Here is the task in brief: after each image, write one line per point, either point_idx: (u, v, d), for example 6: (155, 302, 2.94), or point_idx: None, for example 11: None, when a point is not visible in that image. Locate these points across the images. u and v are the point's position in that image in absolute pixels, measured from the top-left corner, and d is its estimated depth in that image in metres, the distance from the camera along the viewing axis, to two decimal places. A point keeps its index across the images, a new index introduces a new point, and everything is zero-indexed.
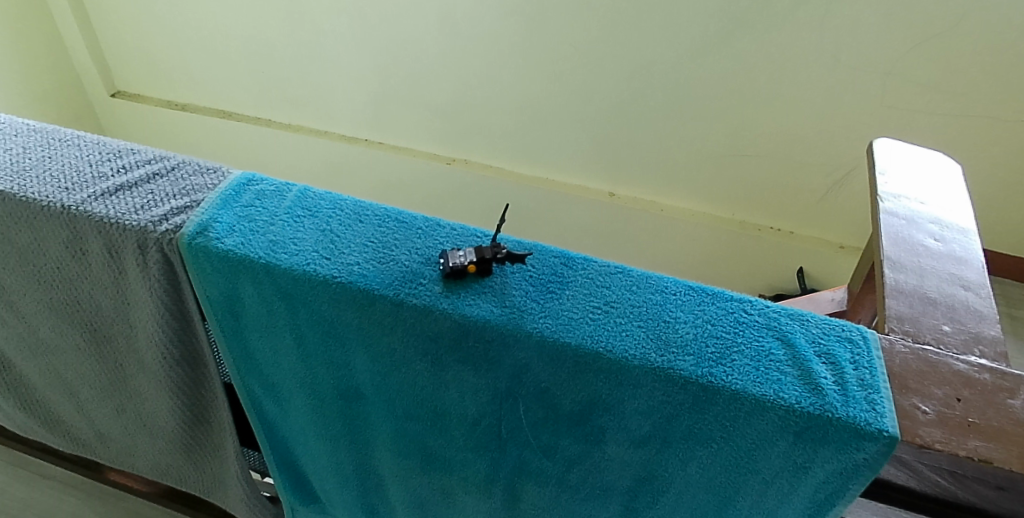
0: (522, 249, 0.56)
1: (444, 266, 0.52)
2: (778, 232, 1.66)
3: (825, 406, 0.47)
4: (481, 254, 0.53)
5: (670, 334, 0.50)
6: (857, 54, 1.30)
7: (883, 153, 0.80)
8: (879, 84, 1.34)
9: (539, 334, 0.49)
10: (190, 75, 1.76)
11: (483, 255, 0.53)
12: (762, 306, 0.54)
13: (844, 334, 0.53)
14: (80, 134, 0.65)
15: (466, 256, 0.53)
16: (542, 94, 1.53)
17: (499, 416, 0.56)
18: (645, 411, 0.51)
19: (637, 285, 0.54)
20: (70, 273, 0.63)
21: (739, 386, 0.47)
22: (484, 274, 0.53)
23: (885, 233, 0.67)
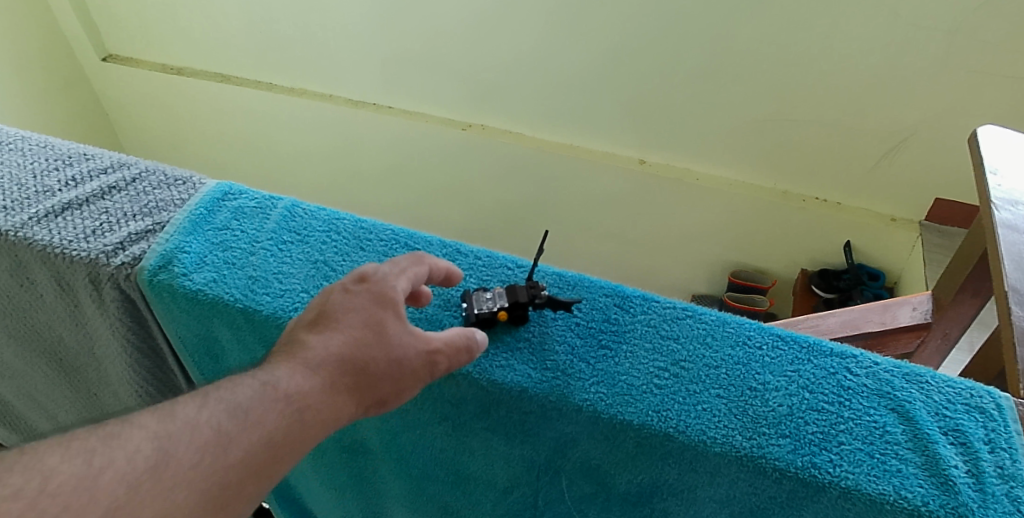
0: (567, 295, 0.44)
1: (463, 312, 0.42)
2: (825, 203, 1.50)
3: (961, 510, 0.36)
4: (512, 298, 0.41)
5: (758, 407, 0.39)
6: (921, 7, 1.13)
7: (990, 143, 0.65)
8: (944, 43, 1.17)
9: (591, 409, 0.39)
10: (183, 36, 1.61)
11: (514, 301, 0.41)
12: (870, 363, 0.43)
13: (975, 401, 0.41)
14: (24, 134, 0.54)
15: (491, 302, 0.42)
16: (567, 54, 1.37)
17: (535, 488, 0.46)
18: (722, 500, 0.40)
19: (711, 335, 0.43)
20: (22, 302, 0.53)
21: (850, 482, 0.37)
22: (519, 322, 0.42)
23: (1008, 255, 0.55)
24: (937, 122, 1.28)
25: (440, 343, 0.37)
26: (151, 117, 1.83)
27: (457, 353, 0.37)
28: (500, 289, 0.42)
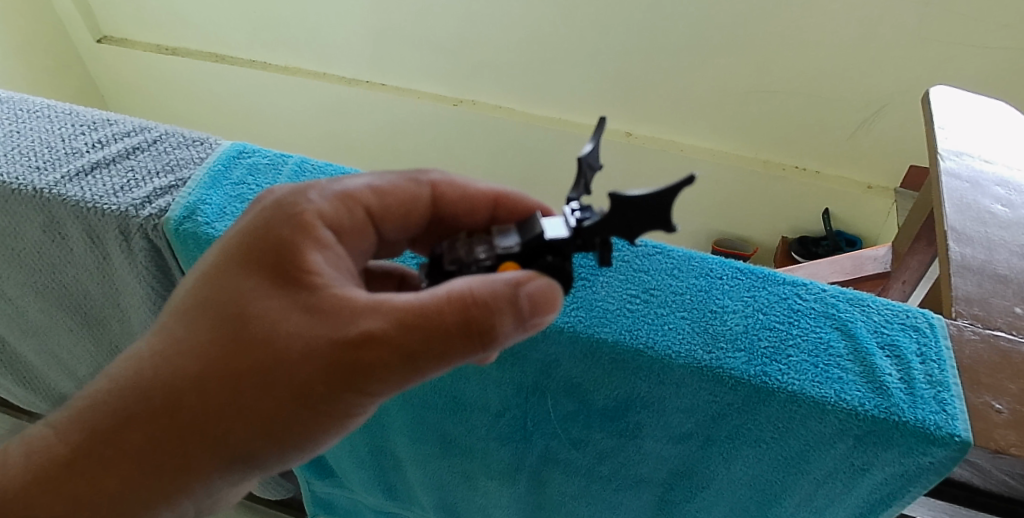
0: None
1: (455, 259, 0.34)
2: (804, 171, 1.53)
3: (892, 409, 0.41)
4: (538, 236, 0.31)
5: (717, 327, 0.45)
6: None
7: (940, 104, 0.72)
8: (917, 14, 1.20)
9: (572, 330, 0.44)
10: (178, 16, 1.63)
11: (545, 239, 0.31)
12: (818, 290, 0.48)
13: (908, 321, 0.47)
14: (50, 104, 0.60)
15: (499, 246, 0.32)
16: (553, 30, 1.41)
17: (524, 410, 0.52)
18: (688, 409, 0.46)
19: (678, 269, 0.49)
20: (51, 258, 0.58)
21: (796, 387, 0.42)
22: (554, 275, 0.31)
23: (948, 198, 0.61)
24: (909, 92, 1.33)
25: (321, 344, 0.32)
26: (147, 96, 1.85)
27: (399, 333, 0.31)
28: (524, 227, 0.33)
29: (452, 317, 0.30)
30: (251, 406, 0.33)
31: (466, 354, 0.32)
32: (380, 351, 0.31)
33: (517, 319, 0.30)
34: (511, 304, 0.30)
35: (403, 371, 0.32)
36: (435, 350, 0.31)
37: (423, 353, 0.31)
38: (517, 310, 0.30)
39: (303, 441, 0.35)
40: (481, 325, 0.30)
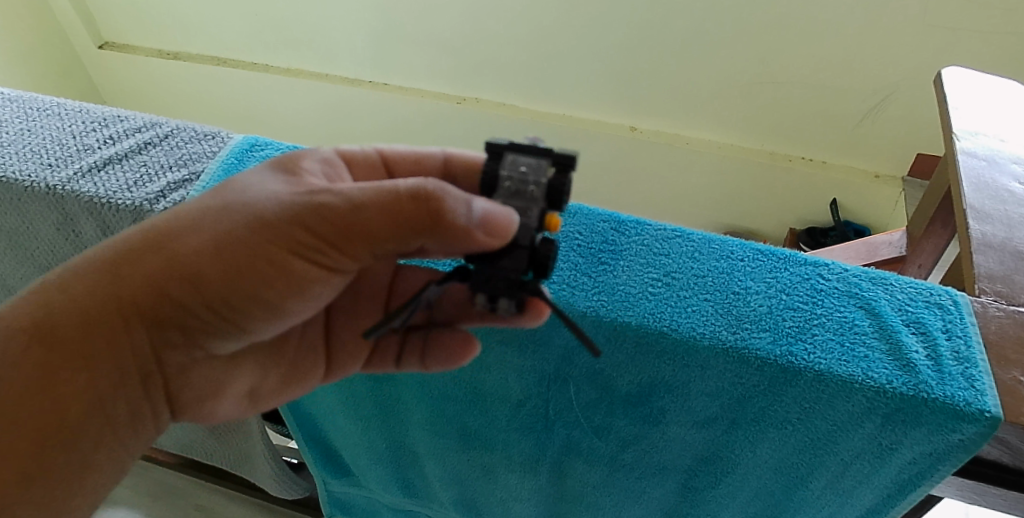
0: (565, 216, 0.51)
1: (511, 187, 0.34)
2: (810, 162, 1.52)
3: (920, 386, 0.41)
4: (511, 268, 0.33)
5: (741, 308, 0.45)
6: None
7: (953, 85, 0.72)
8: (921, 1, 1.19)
9: (594, 314, 0.44)
10: (179, 20, 1.63)
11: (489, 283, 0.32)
12: (840, 270, 0.48)
13: (932, 299, 0.46)
14: (60, 102, 0.60)
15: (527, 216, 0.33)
16: (554, 24, 1.40)
17: (545, 397, 0.52)
18: (712, 392, 0.46)
19: (699, 251, 0.49)
20: (65, 256, 0.58)
21: (823, 365, 0.42)
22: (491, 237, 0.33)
23: (965, 176, 0.60)
24: (915, 80, 1.31)
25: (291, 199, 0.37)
26: (149, 101, 1.85)
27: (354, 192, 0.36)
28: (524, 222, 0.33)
29: (413, 196, 0.34)
30: (216, 240, 0.38)
31: (420, 238, 0.35)
32: (349, 209, 0.35)
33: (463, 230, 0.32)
34: (465, 211, 0.32)
35: (364, 236, 0.36)
36: (394, 228, 0.35)
37: (382, 223, 0.35)
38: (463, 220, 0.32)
39: (256, 296, 0.39)
40: (437, 214, 0.33)
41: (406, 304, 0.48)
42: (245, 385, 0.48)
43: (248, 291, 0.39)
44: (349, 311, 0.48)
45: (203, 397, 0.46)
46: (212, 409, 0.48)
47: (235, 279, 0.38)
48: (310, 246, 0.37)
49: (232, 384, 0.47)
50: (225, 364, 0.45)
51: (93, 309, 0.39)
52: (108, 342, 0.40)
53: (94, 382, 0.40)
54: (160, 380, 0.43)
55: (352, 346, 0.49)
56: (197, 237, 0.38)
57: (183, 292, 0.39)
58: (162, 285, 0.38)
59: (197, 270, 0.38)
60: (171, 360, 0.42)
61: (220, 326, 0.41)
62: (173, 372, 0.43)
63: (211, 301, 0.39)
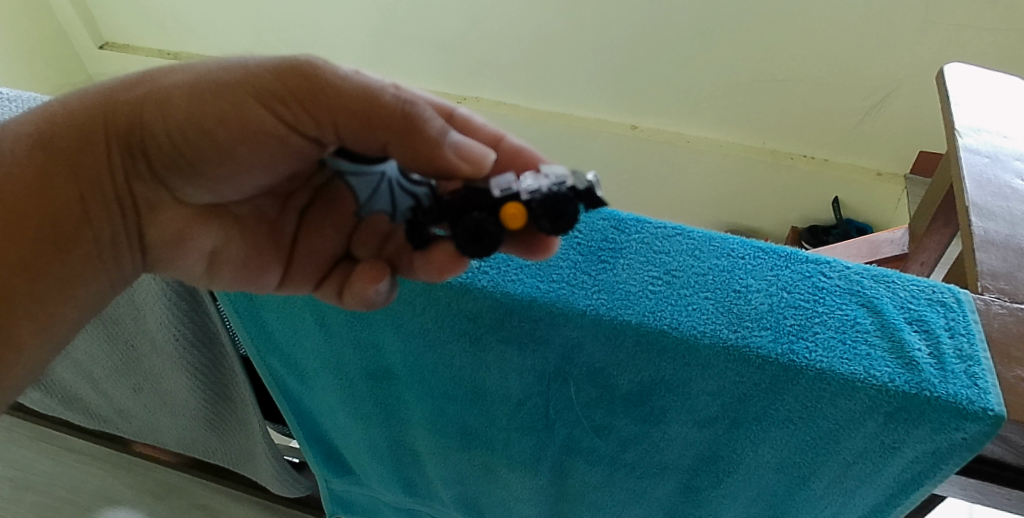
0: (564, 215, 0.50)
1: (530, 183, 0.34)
2: (812, 160, 1.51)
3: (922, 384, 0.41)
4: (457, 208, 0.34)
5: (742, 306, 0.44)
6: None
7: (955, 82, 0.72)
8: None
9: (594, 312, 0.44)
10: (179, 20, 1.64)
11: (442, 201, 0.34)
12: (842, 268, 0.48)
13: (934, 296, 0.46)
14: (59, 101, 0.59)
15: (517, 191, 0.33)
16: (554, 23, 1.40)
17: (546, 396, 0.52)
18: (713, 392, 0.45)
19: (699, 249, 0.49)
20: None
21: (825, 364, 0.41)
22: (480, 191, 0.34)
23: (968, 173, 0.60)
24: (916, 77, 1.31)
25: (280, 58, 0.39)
26: None
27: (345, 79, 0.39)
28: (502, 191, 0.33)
29: (397, 93, 0.37)
30: (195, 75, 0.39)
31: (379, 136, 0.38)
32: (329, 81, 0.37)
33: (438, 140, 0.37)
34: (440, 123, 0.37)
35: (326, 113, 0.38)
36: (358, 112, 0.37)
37: (351, 103, 0.37)
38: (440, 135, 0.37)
39: (211, 139, 0.39)
40: (415, 116, 0.37)
41: (367, 237, 0.45)
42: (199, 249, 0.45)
43: (204, 130, 0.39)
44: (317, 225, 0.47)
45: (167, 244, 0.45)
46: (176, 262, 0.46)
47: (196, 113, 0.39)
48: (283, 99, 0.38)
49: (194, 241, 0.45)
50: (189, 217, 0.44)
51: (83, 123, 0.40)
52: (91, 155, 0.40)
53: (85, 198, 0.41)
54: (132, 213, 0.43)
55: (308, 260, 0.47)
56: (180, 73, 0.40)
57: (152, 114, 0.39)
58: (140, 109, 0.40)
59: (169, 98, 0.39)
60: (141, 192, 0.42)
61: (176, 160, 0.41)
62: (143, 207, 0.43)
63: (174, 133, 0.39)
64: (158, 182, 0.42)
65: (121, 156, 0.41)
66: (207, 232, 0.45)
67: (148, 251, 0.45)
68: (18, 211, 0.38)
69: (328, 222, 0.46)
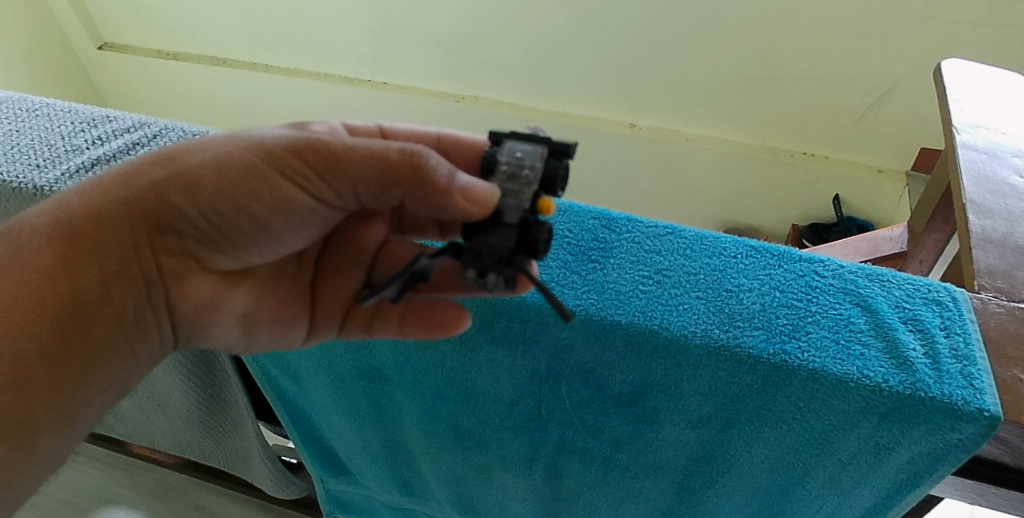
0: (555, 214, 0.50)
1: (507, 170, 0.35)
2: (812, 158, 1.50)
3: (917, 384, 0.40)
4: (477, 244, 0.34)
5: (733, 306, 0.44)
6: None
7: (953, 78, 0.71)
8: None
9: (583, 313, 0.43)
10: (177, 20, 1.63)
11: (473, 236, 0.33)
12: (836, 267, 0.47)
13: (931, 296, 0.45)
14: (49, 102, 0.59)
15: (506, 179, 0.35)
16: (553, 21, 1.39)
17: (538, 397, 0.52)
18: (706, 392, 0.45)
19: (691, 248, 0.48)
20: None
21: (818, 364, 0.41)
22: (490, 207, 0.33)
23: (965, 170, 0.59)
24: (917, 73, 1.30)
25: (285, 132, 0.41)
26: (150, 102, 1.85)
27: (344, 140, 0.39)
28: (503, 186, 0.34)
29: (404, 148, 0.37)
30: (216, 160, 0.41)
31: (396, 189, 0.38)
32: (340, 150, 0.38)
33: (448, 188, 0.35)
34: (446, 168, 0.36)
35: (342, 182, 0.39)
36: (371, 170, 0.37)
37: (365, 164, 0.37)
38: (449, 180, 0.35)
39: (247, 214, 0.42)
40: (422, 169, 0.36)
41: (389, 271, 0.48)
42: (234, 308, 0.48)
43: (241, 207, 0.41)
44: (335, 267, 0.48)
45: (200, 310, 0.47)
46: (210, 329, 0.49)
47: (226, 191, 0.41)
48: (301, 171, 0.39)
49: (226, 306, 0.48)
50: (217, 284, 0.47)
51: (103, 209, 0.42)
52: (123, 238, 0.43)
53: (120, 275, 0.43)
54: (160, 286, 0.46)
55: (331, 303, 0.49)
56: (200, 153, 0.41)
57: (178, 194, 0.41)
58: (169, 195, 0.42)
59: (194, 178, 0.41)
60: (169, 264, 0.45)
61: (214, 237, 0.44)
62: (171, 280, 0.46)
63: (206, 209, 0.42)
64: (186, 256, 0.45)
65: (148, 237, 0.43)
66: (238, 295, 0.48)
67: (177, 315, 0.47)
68: (70, 296, 0.42)
69: (347, 261, 0.48)
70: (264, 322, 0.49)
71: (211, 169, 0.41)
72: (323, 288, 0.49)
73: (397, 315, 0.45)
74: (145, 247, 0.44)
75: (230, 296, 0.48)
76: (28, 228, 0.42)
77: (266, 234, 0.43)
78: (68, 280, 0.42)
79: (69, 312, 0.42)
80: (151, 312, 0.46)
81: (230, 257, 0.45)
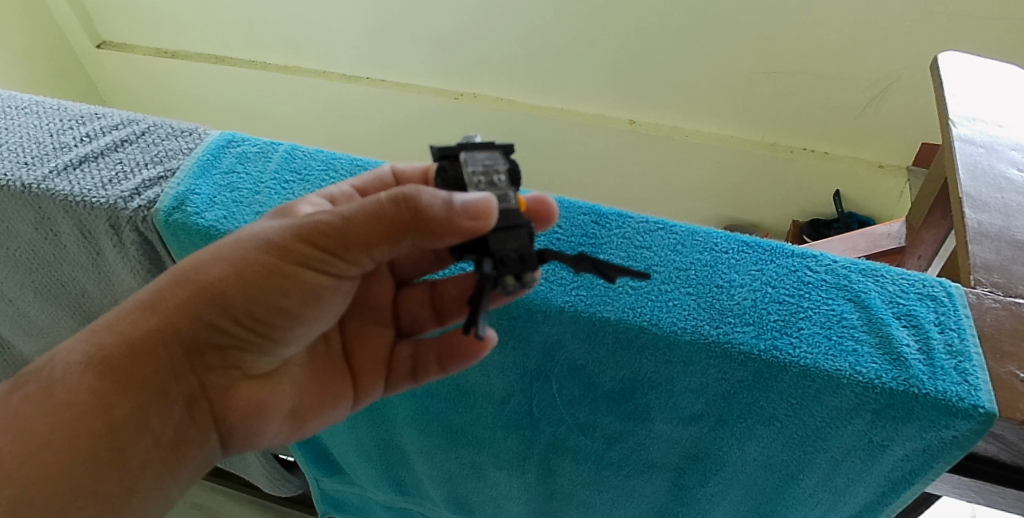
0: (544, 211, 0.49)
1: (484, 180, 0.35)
2: (812, 153, 1.49)
3: (911, 381, 0.39)
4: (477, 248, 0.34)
5: (724, 302, 0.43)
6: None
7: (950, 71, 0.70)
8: None
9: (572, 309, 0.43)
10: (175, 19, 1.63)
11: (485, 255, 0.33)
12: (829, 262, 0.46)
13: (925, 290, 0.45)
14: (38, 100, 0.59)
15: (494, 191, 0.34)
16: (551, 17, 1.38)
17: (529, 395, 0.51)
18: (697, 389, 0.44)
19: (682, 243, 0.47)
20: (46, 255, 0.57)
21: (809, 360, 0.40)
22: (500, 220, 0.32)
23: (962, 164, 0.58)
24: (917, 68, 1.28)
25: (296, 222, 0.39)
26: (150, 100, 1.86)
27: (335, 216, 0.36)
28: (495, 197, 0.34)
29: (398, 195, 0.33)
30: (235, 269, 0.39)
31: (406, 241, 0.35)
32: (341, 225, 0.36)
33: (452, 219, 0.31)
34: (442, 202, 0.32)
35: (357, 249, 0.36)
36: (377, 233, 0.35)
37: (365, 227, 0.35)
38: (447, 211, 0.32)
39: (281, 310, 0.40)
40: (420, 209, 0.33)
41: (415, 310, 0.47)
42: (283, 402, 0.47)
43: (271, 305, 0.40)
44: (361, 328, 0.48)
45: (248, 415, 0.46)
46: (258, 429, 0.48)
47: (258, 296, 0.39)
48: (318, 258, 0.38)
49: (274, 404, 0.47)
50: (259, 386, 0.46)
51: (136, 338, 0.40)
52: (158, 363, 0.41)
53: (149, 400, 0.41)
54: (203, 403, 0.44)
55: (370, 363, 0.49)
56: (216, 265, 0.39)
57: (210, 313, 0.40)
58: (203, 313, 0.40)
59: (222, 291, 0.39)
60: (210, 380, 0.44)
61: (254, 342, 0.42)
62: (214, 393, 0.44)
63: (241, 317, 0.40)
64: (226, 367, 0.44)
65: (186, 359, 0.42)
66: (276, 392, 0.47)
67: (226, 428, 0.46)
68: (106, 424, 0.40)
69: (368, 320, 0.48)
70: (312, 407, 0.49)
71: (230, 270, 0.39)
72: (355, 353, 0.49)
73: (435, 356, 0.45)
74: (184, 369, 0.42)
75: (272, 394, 0.46)
76: (61, 363, 0.40)
77: (299, 324, 0.42)
78: (98, 395, 0.40)
79: (106, 443, 0.40)
80: (194, 430, 0.45)
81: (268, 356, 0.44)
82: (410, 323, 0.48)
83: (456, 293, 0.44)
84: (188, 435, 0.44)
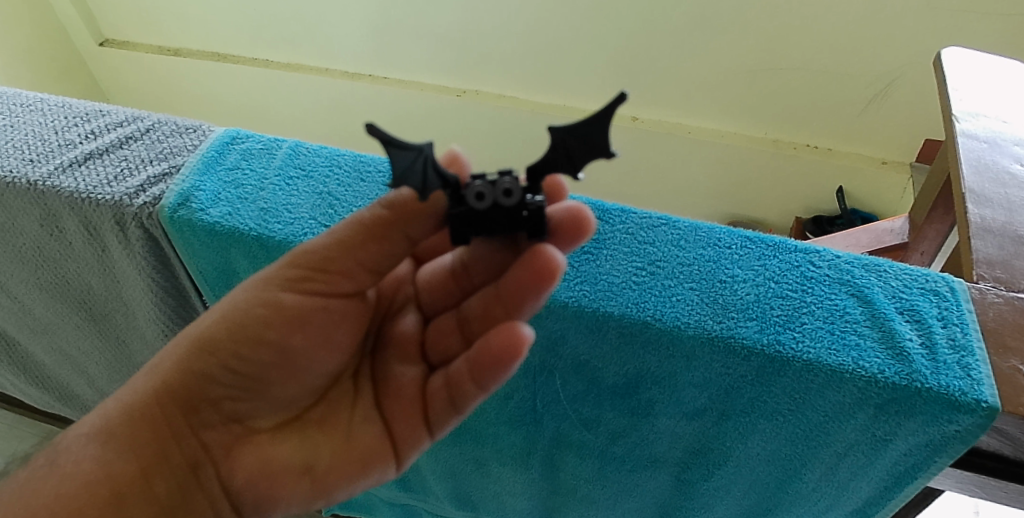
0: None
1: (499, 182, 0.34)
2: (816, 150, 1.49)
3: (913, 375, 0.39)
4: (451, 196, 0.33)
5: (727, 296, 0.43)
6: None
7: (953, 66, 0.70)
8: None
9: (575, 304, 0.43)
10: (179, 16, 1.63)
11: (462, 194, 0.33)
12: (831, 257, 0.46)
13: (928, 285, 0.45)
14: (43, 97, 0.59)
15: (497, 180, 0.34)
16: (554, 15, 1.38)
17: (533, 390, 0.52)
18: (700, 384, 0.45)
19: (685, 239, 0.48)
20: (52, 252, 0.57)
21: (812, 355, 0.40)
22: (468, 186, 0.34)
23: (965, 159, 0.58)
24: (921, 64, 1.28)
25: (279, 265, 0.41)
26: (154, 98, 1.86)
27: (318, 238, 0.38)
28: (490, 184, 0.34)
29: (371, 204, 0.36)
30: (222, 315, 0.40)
31: (396, 234, 0.36)
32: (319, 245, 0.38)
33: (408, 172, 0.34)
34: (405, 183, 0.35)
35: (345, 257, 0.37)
36: (363, 236, 0.36)
37: (350, 238, 0.36)
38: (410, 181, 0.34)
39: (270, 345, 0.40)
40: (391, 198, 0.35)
41: (443, 339, 0.44)
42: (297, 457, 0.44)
43: (259, 340, 0.40)
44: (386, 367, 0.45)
45: (257, 477, 0.44)
46: (276, 494, 0.44)
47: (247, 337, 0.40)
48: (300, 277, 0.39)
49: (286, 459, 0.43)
50: (267, 441, 0.44)
51: (135, 404, 0.40)
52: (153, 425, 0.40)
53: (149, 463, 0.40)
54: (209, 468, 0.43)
55: (395, 399, 0.44)
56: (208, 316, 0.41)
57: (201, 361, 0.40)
58: (198, 369, 0.40)
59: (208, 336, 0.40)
60: (212, 439, 0.42)
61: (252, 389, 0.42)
62: (217, 454, 0.43)
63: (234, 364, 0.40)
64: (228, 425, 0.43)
65: (185, 419, 0.41)
66: (285, 448, 0.44)
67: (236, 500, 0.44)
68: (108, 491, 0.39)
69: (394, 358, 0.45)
70: (334, 467, 0.44)
71: (219, 320, 0.40)
72: (382, 396, 0.45)
73: (467, 374, 0.40)
74: (184, 430, 0.41)
75: (284, 450, 0.44)
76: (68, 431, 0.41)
77: (293, 364, 0.42)
78: None
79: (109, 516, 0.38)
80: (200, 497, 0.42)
81: (272, 406, 0.43)
82: (440, 355, 0.44)
83: (477, 309, 0.41)
84: (198, 504, 0.42)
